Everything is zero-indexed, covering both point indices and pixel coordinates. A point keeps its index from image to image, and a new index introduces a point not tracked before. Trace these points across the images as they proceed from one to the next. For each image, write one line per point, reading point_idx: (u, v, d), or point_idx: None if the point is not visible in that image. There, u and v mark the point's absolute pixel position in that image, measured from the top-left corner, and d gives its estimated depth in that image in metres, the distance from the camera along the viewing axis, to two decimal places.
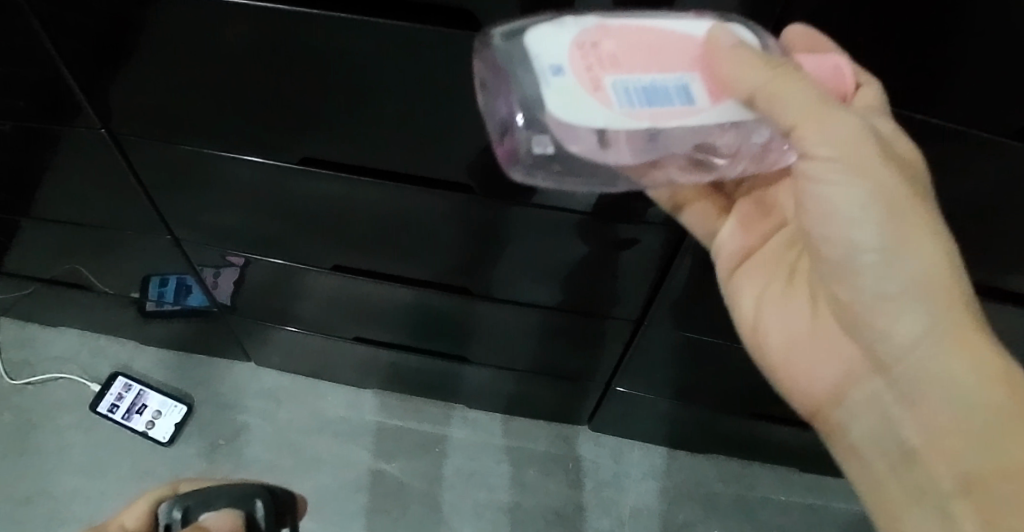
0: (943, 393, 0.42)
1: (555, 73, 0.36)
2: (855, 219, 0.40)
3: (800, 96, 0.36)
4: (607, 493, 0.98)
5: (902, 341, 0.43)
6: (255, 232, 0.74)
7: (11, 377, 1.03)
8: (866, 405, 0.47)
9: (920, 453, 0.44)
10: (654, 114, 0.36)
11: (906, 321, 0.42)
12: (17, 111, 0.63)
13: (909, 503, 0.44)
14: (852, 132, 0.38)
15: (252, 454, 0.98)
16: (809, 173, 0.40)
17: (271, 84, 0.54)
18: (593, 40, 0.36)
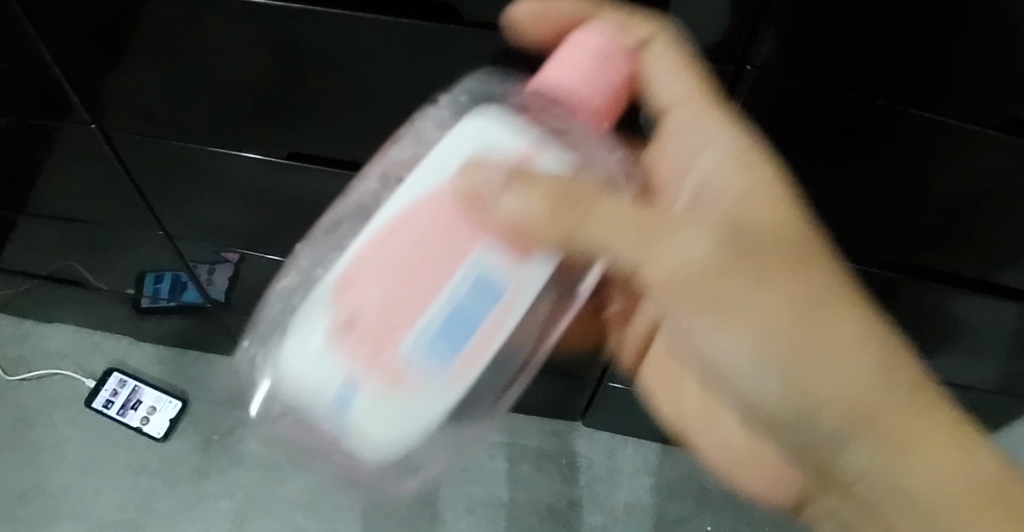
0: (880, 474, 0.42)
1: (340, 401, 0.36)
2: (746, 362, 0.41)
3: (622, 222, 0.37)
4: (600, 488, 0.98)
5: (830, 447, 0.43)
6: (246, 228, 0.74)
7: (7, 373, 1.04)
8: (821, 485, 0.48)
9: (880, 519, 0.45)
10: (475, 338, 0.35)
11: (827, 433, 0.42)
12: (8, 108, 0.63)
13: None
14: (695, 269, 0.38)
15: (247, 449, 0.98)
16: (691, 323, 0.41)
17: (262, 81, 0.54)
18: (346, 319, 0.36)
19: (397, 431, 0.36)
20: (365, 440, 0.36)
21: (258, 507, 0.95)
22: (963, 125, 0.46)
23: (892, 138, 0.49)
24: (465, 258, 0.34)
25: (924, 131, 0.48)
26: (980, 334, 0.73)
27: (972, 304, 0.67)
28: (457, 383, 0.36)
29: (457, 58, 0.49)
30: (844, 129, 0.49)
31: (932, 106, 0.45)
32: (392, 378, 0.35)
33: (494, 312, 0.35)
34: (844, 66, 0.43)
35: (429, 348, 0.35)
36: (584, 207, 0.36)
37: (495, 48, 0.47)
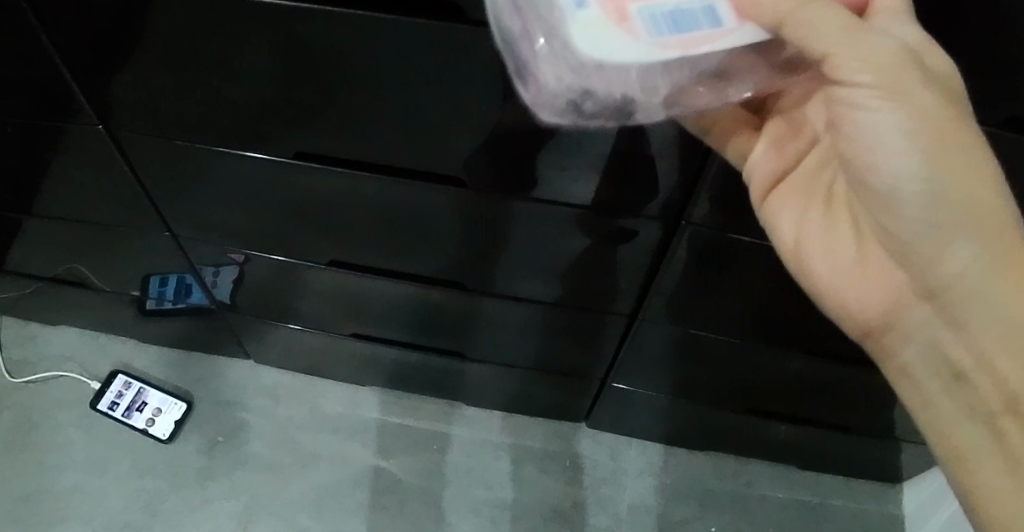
0: (997, 322, 0.41)
1: (578, 1, 0.32)
2: (901, 146, 0.36)
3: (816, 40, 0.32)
4: (605, 490, 0.98)
5: (950, 268, 0.41)
6: (251, 227, 0.74)
7: (12, 375, 1.04)
8: (920, 333, 0.46)
9: (969, 373, 0.43)
10: (683, 43, 0.32)
11: (955, 249, 0.40)
12: (16, 108, 0.64)
13: (963, 416, 0.45)
14: (885, 54, 0.33)
15: (251, 451, 0.98)
16: (847, 100, 0.35)
17: (270, 82, 0.55)
18: (621, 4, 0.32)
19: (606, 55, 0.32)
20: (594, 42, 0.32)
21: (262, 509, 0.95)
22: None
23: None
24: None
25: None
26: None
27: None
28: (660, 56, 0.32)
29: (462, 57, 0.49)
30: None
31: None
32: (620, 21, 0.32)
33: (721, 41, 0.33)
34: None
35: (658, 33, 0.32)
36: (812, 22, 0.32)
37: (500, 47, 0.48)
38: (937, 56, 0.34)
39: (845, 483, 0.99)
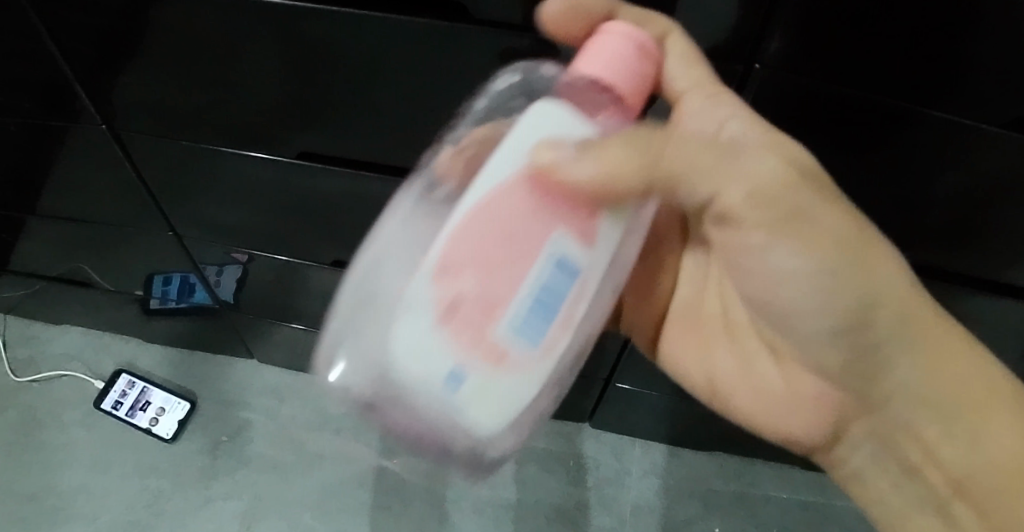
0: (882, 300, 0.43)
1: (456, 382, 0.34)
2: (766, 193, 0.40)
3: (692, 147, 0.38)
4: (608, 490, 0.97)
5: (789, 284, 0.45)
6: (254, 227, 0.74)
7: (16, 375, 1.04)
8: (864, 350, 0.46)
9: (869, 347, 0.46)
10: (561, 317, 0.36)
11: (779, 257, 0.43)
12: (19, 107, 0.64)
13: (930, 424, 0.48)
14: (758, 166, 0.39)
15: (255, 450, 0.98)
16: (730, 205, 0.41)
17: (273, 83, 0.55)
18: (452, 295, 0.34)
19: (502, 409, 0.36)
20: (475, 410, 0.35)
21: (266, 509, 0.95)
22: (965, 122, 0.46)
23: (894, 137, 0.49)
24: (549, 237, 0.35)
25: (921, 129, 0.48)
26: (993, 338, 0.72)
27: (983, 307, 0.67)
28: (551, 353, 0.36)
29: (466, 57, 0.49)
30: (848, 129, 0.49)
31: (935, 105, 0.45)
32: (496, 361, 0.35)
33: (596, 270, 0.37)
34: (850, 65, 0.44)
35: (535, 333, 0.35)
36: (678, 153, 0.38)
37: (503, 47, 0.48)
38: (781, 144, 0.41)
39: None
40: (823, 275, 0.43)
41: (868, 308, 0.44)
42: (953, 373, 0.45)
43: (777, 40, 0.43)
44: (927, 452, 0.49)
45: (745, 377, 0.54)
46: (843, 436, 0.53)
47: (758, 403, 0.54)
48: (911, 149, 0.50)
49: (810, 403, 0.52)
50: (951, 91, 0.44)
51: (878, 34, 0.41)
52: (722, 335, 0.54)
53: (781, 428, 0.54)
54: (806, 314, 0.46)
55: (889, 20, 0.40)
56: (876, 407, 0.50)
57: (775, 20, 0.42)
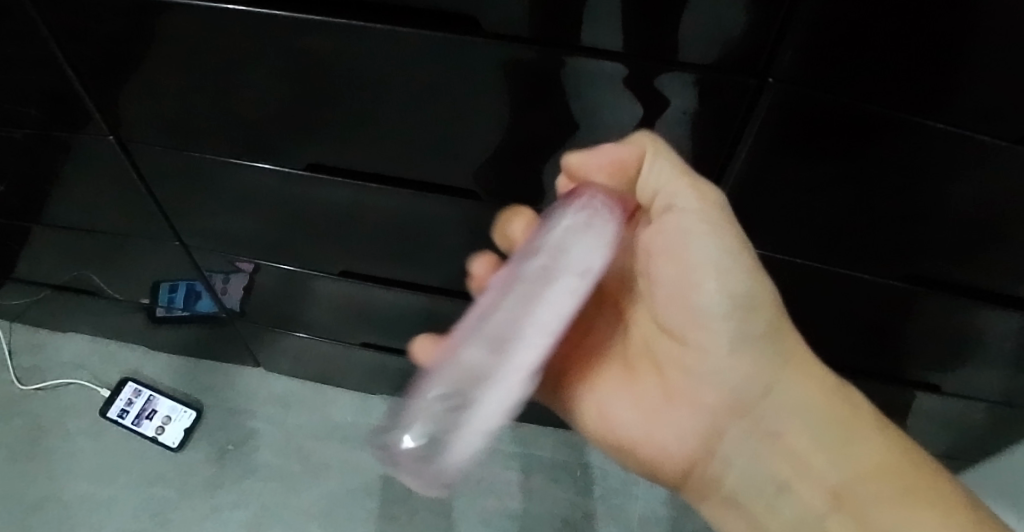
0: (774, 325, 0.48)
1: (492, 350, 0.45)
2: (705, 221, 0.44)
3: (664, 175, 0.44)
4: (615, 500, 0.97)
5: (707, 309, 0.46)
6: (263, 237, 0.74)
7: (22, 383, 1.04)
8: (775, 388, 0.50)
9: (768, 376, 0.49)
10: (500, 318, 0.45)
11: (705, 260, 0.45)
12: (25, 116, 0.63)
13: (818, 458, 0.51)
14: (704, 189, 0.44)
15: (261, 459, 0.98)
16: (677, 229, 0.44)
17: (280, 93, 0.54)
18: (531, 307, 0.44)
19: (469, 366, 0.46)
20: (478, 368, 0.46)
21: (272, 518, 0.95)
22: (973, 136, 0.46)
23: (903, 152, 0.49)
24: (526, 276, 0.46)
25: (930, 143, 0.48)
26: (1007, 354, 0.71)
27: (996, 323, 0.66)
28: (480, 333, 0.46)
29: (474, 70, 0.49)
30: (855, 145, 0.49)
31: (944, 118, 0.45)
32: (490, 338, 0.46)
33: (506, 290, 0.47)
34: (859, 79, 0.43)
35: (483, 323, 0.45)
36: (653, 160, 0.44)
37: (511, 59, 0.47)
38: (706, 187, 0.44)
39: None
40: (721, 268, 0.45)
41: (760, 314, 0.47)
42: (810, 391, 0.51)
43: (786, 56, 0.43)
44: (798, 466, 0.51)
45: (635, 398, 0.52)
46: (720, 455, 0.52)
47: (641, 427, 0.52)
48: (920, 165, 0.49)
49: (692, 419, 0.51)
50: (960, 105, 0.44)
51: (887, 48, 0.41)
52: (616, 366, 0.53)
53: (661, 446, 0.53)
54: (702, 314, 0.46)
55: (899, 34, 0.40)
56: (755, 420, 0.51)
57: (785, 35, 0.42)
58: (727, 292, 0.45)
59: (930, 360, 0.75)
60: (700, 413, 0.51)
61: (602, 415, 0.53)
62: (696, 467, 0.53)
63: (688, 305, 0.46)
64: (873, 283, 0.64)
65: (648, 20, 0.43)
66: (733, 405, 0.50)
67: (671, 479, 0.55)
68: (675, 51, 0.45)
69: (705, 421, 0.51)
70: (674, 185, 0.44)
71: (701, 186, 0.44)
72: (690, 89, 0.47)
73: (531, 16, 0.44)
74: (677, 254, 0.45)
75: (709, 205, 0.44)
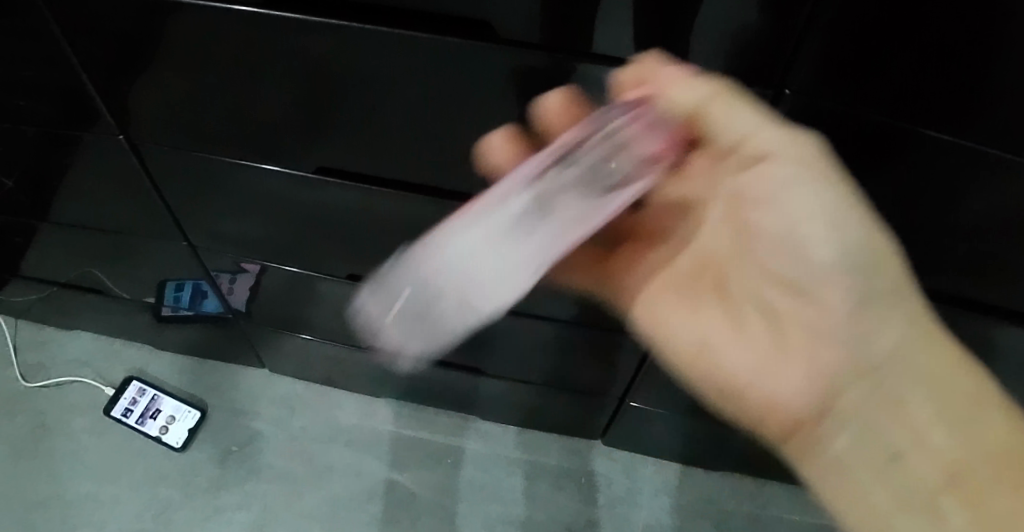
0: (886, 270, 0.41)
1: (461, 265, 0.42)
2: (800, 164, 0.39)
3: (743, 113, 0.40)
4: (620, 509, 0.97)
5: (815, 250, 0.40)
6: (271, 239, 0.73)
7: (27, 380, 1.04)
8: (894, 337, 0.42)
9: (879, 326, 0.41)
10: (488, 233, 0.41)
11: (801, 198, 0.39)
12: (35, 115, 0.63)
13: (941, 430, 0.42)
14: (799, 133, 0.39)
15: (265, 460, 0.98)
16: (770, 172, 0.40)
17: (290, 95, 0.54)
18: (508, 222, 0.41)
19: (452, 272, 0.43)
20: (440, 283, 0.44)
21: (275, 520, 0.95)
22: (990, 152, 0.45)
23: (914, 162, 0.48)
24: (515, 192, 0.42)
25: (943, 157, 0.47)
26: (1020, 371, 0.70)
27: (1010, 338, 0.65)
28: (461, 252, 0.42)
29: (486, 75, 0.48)
30: (872, 155, 0.48)
31: (960, 132, 0.44)
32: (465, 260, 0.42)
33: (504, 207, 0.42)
34: (874, 91, 0.43)
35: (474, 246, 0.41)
36: (728, 110, 0.40)
37: (521, 66, 0.47)
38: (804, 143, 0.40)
39: None
40: (834, 217, 0.39)
41: (864, 254, 0.40)
42: (934, 352, 0.42)
43: (802, 62, 0.42)
44: (916, 435, 0.42)
45: (738, 339, 0.44)
46: (830, 413, 0.43)
47: (747, 371, 0.44)
48: (933, 177, 0.48)
49: (801, 371, 0.43)
50: (975, 121, 0.43)
51: (902, 62, 0.40)
52: (715, 301, 0.45)
53: (763, 396, 0.44)
54: (817, 261, 0.40)
55: (917, 47, 0.39)
56: (873, 380, 0.42)
57: (801, 44, 0.41)
58: (842, 246, 0.40)
59: None
60: (810, 362, 0.43)
61: (697, 346, 0.45)
62: (800, 424, 0.44)
63: (800, 250, 0.41)
64: None
65: (661, 29, 0.42)
66: (851, 358, 0.42)
67: (773, 434, 0.45)
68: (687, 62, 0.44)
69: (814, 379, 0.43)
70: (763, 130, 0.40)
71: (795, 137, 0.39)
72: None
73: (544, 23, 0.44)
74: (760, 187, 0.41)
75: (805, 159, 0.39)
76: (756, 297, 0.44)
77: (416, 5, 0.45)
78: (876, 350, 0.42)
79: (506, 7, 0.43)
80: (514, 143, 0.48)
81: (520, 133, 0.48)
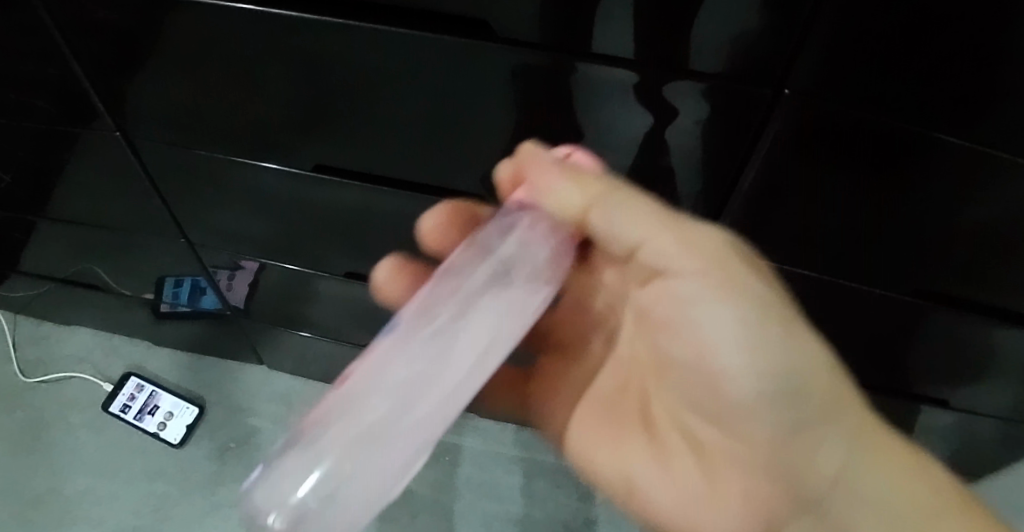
0: (806, 367, 0.43)
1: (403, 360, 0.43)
2: (711, 295, 0.43)
3: (643, 211, 0.44)
4: (617, 507, 0.97)
5: (732, 374, 0.44)
6: (268, 236, 0.73)
7: (26, 376, 1.04)
8: (817, 442, 0.45)
9: (806, 427, 0.45)
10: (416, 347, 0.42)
11: (708, 325, 0.44)
12: (33, 112, 0.63)
13: (872, 506, 0.47)
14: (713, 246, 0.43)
15: (263, 457, 0.98)
16: (685, 294, 0.44)
17: (288, 92, 0.54)
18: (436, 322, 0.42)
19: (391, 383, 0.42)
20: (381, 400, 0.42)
21: None
22: (991, 152, 0.45)
23: (917, 163, 0.47)
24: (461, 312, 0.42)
25: (945, 157, 0.46)
26: (1018, 372, 0.70)
27: (1009, 341, 0.65)
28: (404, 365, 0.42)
29: (484, 74, 0.48)
30: (875, 154, 0.47)
31: (961, 132, 0.44)
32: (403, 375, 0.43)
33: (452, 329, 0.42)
34: (881, 89, 0.42)
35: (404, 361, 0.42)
36: (621, 206, 0.44)
37: (520, 65, 0.47)
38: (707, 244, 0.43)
39: None
40: (745, 336, 0.43)
41: (783, 366, 0.43)
42: (870, 451, 0.46)
43: (807, 61, 0.41)
44: (848, 518, 0.48)
45: (663, 471, 0.50)
46: (778, 529, 0.49)
47: (682, 510, 0.49)
48: (935, 176, 0.48)
49: (737, 485, 0.47)
50: (981, 121, 0.43)
51: (910, 59, 0.40)
52: (639, 433, 0.51)
53: (700, 531, 0.49)
54: (735, 396, 0.45)
55: (927, 45, 0.39)
56: (802, 490, 0.47)
57: (807, 43, 0.40)
58: (755, 368, 0.43)
59: (939, 376, 0.74)
60: (748, 480, 0.47)
61: (633, 486, 0.51)
62: None
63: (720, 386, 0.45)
64: (884, 295, 0.63)
65: (661, 28, 0.42)
66: (776, 467, 0.46)
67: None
68: (687, 61, 0.44)
69: (750, 481, 0.47)
70: (660, 238, 0.44)
71: (700, 236, 0.44)
72: (701, 99, 0.47)
73: (543, 21, 0.44)
74: (676, 312, 0.45)
75: (716, 261, 0.43)
76: (682, 432, 0.49)
77: (415, 4, 0.45)
78: (805, 456, 0.46)
79: (505, 7, 0.43)
80: (525, 175, 0.47)
81: (534, 159, 0.47)
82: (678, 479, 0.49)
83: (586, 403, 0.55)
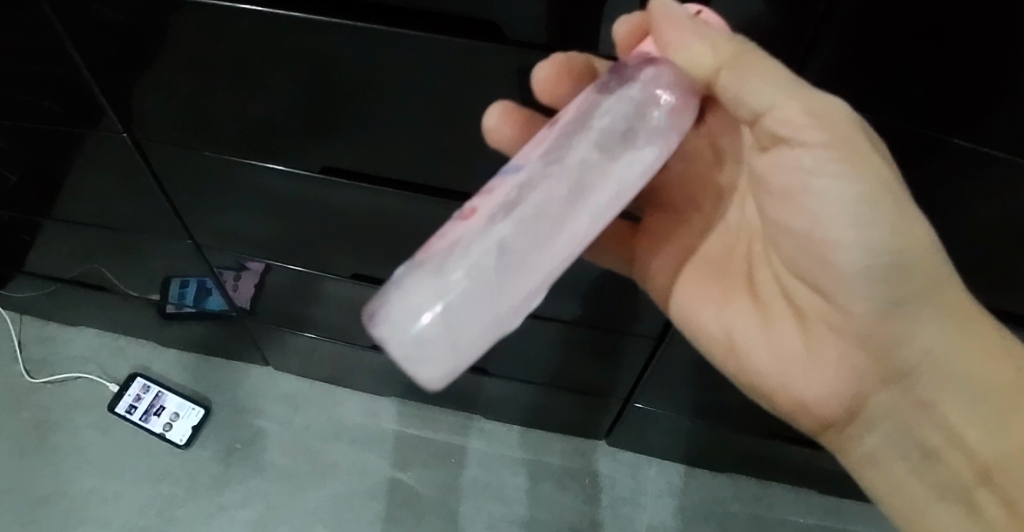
0: (916, 246, 0.41)
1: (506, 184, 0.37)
2: (842, 196, 0.40)
3: (758, 82, 0.36)
4: (623, 509, 0.97)
5: (838, 258, 0.42)
6: (275, 236, 0.73)
7: (32, 376, 1.04)
8: (927, 332, 0.44)
9: (911, 318, 0.44)
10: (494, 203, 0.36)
11: (825, 204, 0.40)
12: (41, 112, 0.63)
13: (976, 429, 0.45)
14: (842, 116, 0.37)
15: (268, 458, 0.98)
16: (798, 163, 0.39)
17: (296, 93, 0.53)
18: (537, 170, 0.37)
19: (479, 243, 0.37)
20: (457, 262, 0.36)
21: (278, 517, 0.95)
22: (1003, 158, 0.44)
23: (927, 167, 0.47)
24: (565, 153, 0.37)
25: (959, 161, 0.45)
26: None
27: None
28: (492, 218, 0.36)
29: (492, 76, 0.48)
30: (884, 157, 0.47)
31: (973, 137, 0.43)
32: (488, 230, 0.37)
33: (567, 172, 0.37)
34: (892, 95, 0.41)
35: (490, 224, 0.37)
36: (746, 66, 0.36)
37: (528, 65, 0.47)
38: (831, 104, 0.37)
39: (868, 510, 0.98)
40: (858, 215, 0.40)
41: (893, 262, 0.41)
42: (965, 337, 0.44)
43: (818, 62, 0.40)
44: (951, 436, 0.46)
45: (768, 333, 0.49)
46: (861, 416, 0.48)
47: (777, 369, 0.50)
48: (945, 179, 0.47)
49: (833, 368, 0.48)
50: (992, 127, 0.42)
51: (920, 64, 0.39)
52: (746, 301, 0.50)
53: (794, 399, 0.50)
54: (842, 270, 0.43)
55: (939, 50, 0.38)
56: (905, 387, 0.46)
57: (820, 47, 0.40)
58: (869, 241, 0.41)
59: None
60: (840, 351, 0.47)
61: (733, 343, 0.51)
62: (832, 425, 0.49)
63: (817, 268, 0.44)
64: None
65: None
66: (874, 345, 0.46)
67: (808, 428, 0.51)
68: None
69: (846, 347, 0.47)
70: (784, 102, 0.37)
71: (824, 114, 0.37)
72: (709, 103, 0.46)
73: (551, 22, 0.43)
74: (794, 182, 0.40)
75: (841, 141, 0.38)
76: (788, 297, 0.48)
77: (423, 3, 0.45)
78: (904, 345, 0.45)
79: (511, 6, 0.43)
80: (517, 117, 0.47)
81: (520, 108, 0.48)
82: (770, 322, 0.49)
83: (697, 262, 0.53)
